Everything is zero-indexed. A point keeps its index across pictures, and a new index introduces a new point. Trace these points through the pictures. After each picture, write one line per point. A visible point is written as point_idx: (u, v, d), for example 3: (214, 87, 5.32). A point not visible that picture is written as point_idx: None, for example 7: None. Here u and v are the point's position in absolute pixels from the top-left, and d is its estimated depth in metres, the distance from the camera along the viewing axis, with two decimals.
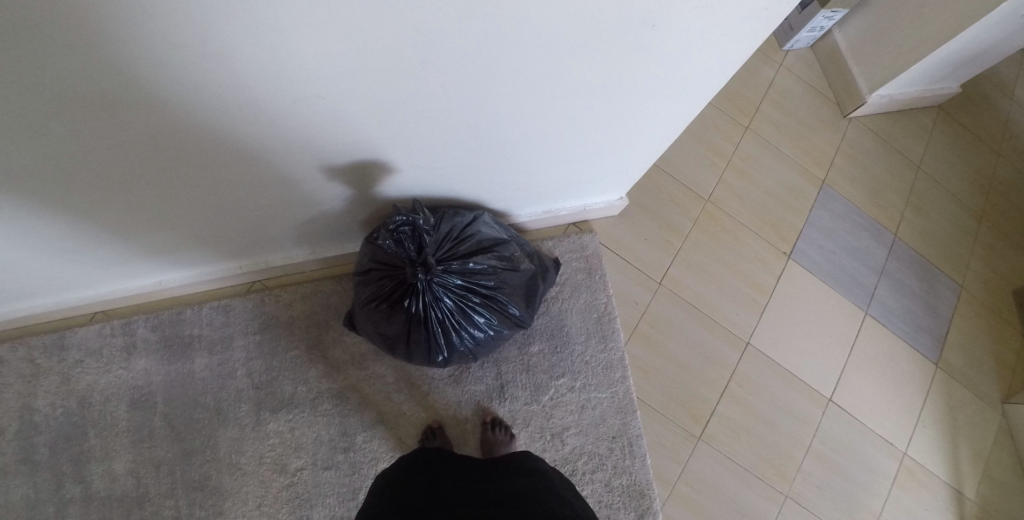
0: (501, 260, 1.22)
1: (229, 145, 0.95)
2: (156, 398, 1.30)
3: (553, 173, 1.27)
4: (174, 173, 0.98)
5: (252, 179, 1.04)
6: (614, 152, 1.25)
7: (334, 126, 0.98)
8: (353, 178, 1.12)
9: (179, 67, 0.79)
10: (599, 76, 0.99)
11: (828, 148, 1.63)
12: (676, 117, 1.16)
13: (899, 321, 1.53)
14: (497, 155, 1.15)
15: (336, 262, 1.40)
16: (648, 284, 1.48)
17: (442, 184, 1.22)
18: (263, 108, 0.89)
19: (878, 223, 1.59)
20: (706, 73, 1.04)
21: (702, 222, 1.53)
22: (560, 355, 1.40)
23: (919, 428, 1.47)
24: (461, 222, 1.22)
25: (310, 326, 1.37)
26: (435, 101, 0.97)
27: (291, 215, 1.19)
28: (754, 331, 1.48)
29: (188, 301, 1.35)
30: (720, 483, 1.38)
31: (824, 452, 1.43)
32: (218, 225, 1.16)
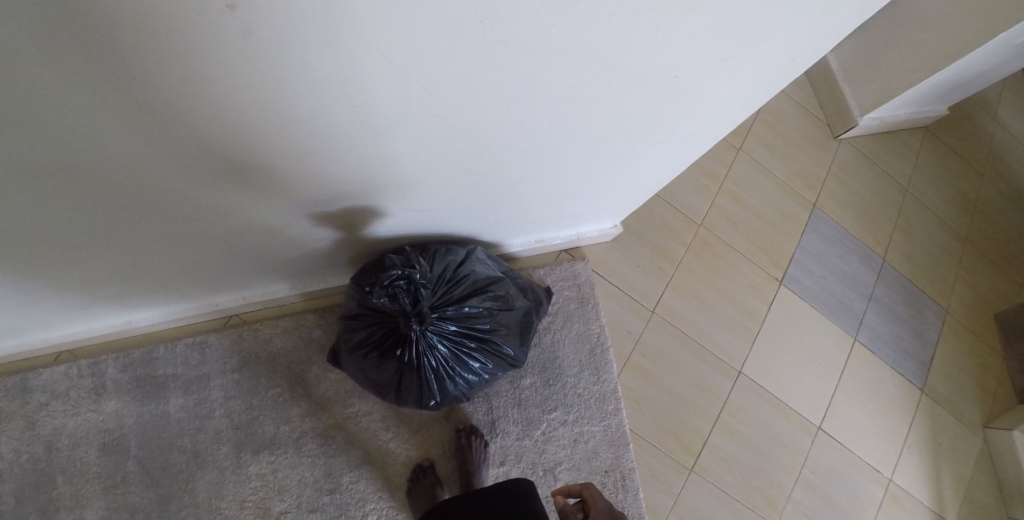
0: (495, 300, 1.18)
1: (222, 195, 0.90)
2: (129, 442, 1.23)
3: (548, 208, 1.25)
4: (156, 221, 0.92)
5: (237, 225, 0.99)
6: (613, 188, 1.23)
7: (334, 175, 0.92)
8: (340, 222, 1.06)
9: (180, 127, 0.74)
10: (607, 125, 0.96)
11: (819, 170, 1.62)
12: (679, 158, 1.14)
13: (885, 346, 1.53)
14: (496, 195, 1.12)
15: (318, 295, 1.35)
16: (641, 312, 1.46)
17: (435, 223, 1.19)
18: (264, 163, 0.85)
19: (867, 247, 1.59)
20: (712, 123, 1.02)
21: (695, 247, 1.51)
22: (552, 388, 1.38)
23: (904, 453, 1.47)
24: (454, 262, 1.18)
25: (293, 363, 1.32)
26: (442, 148, 0.92)
27: (271, 253, 1.12)
28: (746, 357, 1.47)
29: (161, 338, 1.28)
30: (712, 516, 1.36)
31: (815, 481, 1.42)
32: (194, 266, 1.09)
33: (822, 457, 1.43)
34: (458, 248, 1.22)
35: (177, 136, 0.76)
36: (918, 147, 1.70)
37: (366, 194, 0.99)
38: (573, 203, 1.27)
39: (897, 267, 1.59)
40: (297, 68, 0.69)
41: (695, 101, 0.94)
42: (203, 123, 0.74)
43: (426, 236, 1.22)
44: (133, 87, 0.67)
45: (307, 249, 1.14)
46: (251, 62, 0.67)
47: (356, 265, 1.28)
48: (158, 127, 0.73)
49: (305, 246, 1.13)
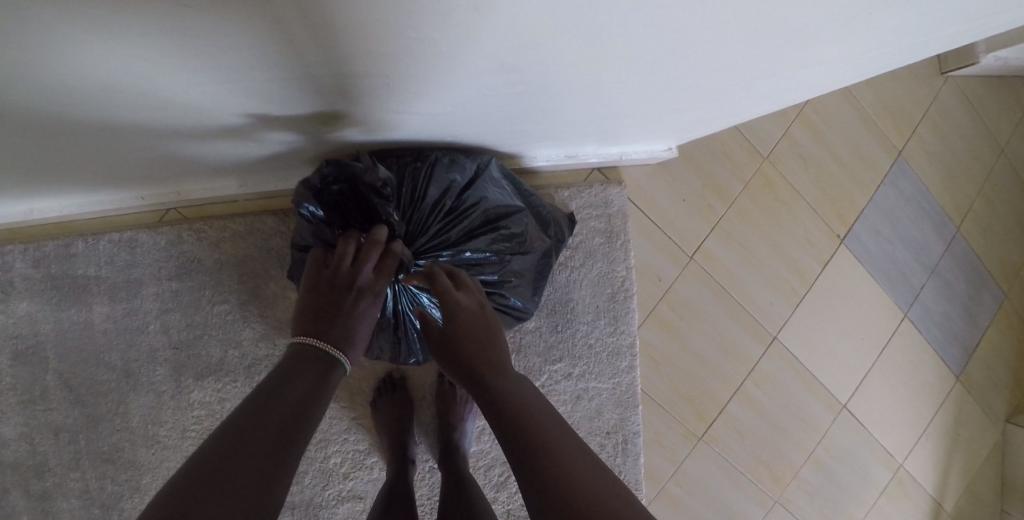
0: (504, 243, 0.99)
1: (169, 71, 0.62)
2: (47, 353, 1.02)
3: (600, 120, 0.96)
4: (54, 91, 0.63)
5: (162, 104, 0.69)
6: (698, 106, 0.92)
7: (322, 34, 0.60)
8: (322, 111, 0.78)
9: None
10: (736, 28, 0.64)
11: (913, 109, 1.31)
12: (804, 74, 0.83)
13: (934, 327, 1.31)
14: (539, 100, 0.82)
15: (269, 194, 1.06)
16: (677, 256, 1.22)
17: (446, 126, 0.90)
18: (247, 30, 0.57)
19: (945, 214, 1.32)
20: (858, 51, 0.75)
21: (754, 186, 1.24)
22: (559, 335, 1.17)
23: (922, 439, 1.29)
24: (456, 188, 0.97)
25: (245, 275, 1.07)
26: (493, 17, 0.59)
27: (205, 141, 0.83)
28: (785, 323, 1.24)
29: (81, 231, 1.03)
30: (713, 488, 1.19)
31: (825, 461, 1.23)
32: (110, 152, 0.81)
33: (837, 436, 1.24)
34: (468, 165, 0.99)
35: None
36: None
37: (362, 78, 0.70)
38: (621, 121, 0.98)
39: (968, 241, 1.34)
40: None
41: (859, 28, 0.67)
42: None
43: (427, 140, 0.95)
44: None
45: (267, 140, 0.85)
46: None
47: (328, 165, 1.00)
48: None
49: (278, 139, 0.85)
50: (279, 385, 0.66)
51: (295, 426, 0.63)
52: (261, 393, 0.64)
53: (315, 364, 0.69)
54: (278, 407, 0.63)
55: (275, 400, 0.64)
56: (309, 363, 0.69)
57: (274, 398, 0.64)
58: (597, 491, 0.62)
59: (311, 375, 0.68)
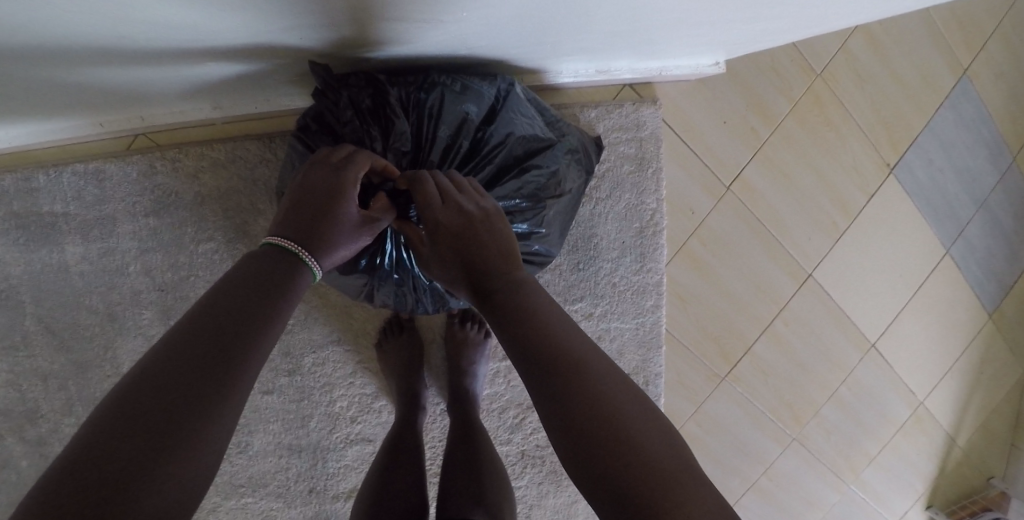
0: (532, 186, 0.88)
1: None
2: (22, 297, 0.93)
3: (637, 33, 0.82)
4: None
5: (106, 19, 0.56)
6: (756, 18, 0.78)
7: None
8: (295, 16, 0.63)
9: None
10: None
11: (987, 21, 1.13)
12: None
13: (976, 264, 1.19)
14: (563, 11, 0.69)
15: (246, 115, 0.93)
16: (714, 188, 1.07)
17: (455, 39, 0.77)
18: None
19: (1004, 142, 1.16)
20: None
21: (804, 106, 1.07)
22: (581, 273, 1.06)
23: (947, 376, 1.22)
24: (474, 123, 0.86)
25: (230, 210, 0.96)
26: None
27: (179, 63, 0.70)
28: (822, 260, 1.11)
29: (42, 161, 0.91)
30: (733, 428, 1.12)
31: (847, 399, 1.16)
32: (53, 74, 0.68)
33: (864, 376, 1.16)
34: (485, 91, 0.86)
35: None
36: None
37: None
38: (662, 33, 0.84)
39: None
40: None
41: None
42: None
43: (435, 49, 0.80)
44: None
45: (252, 56, 0.72)
46: None
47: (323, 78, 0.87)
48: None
49: (268, 53, 0.73)
50: (239, 279, 0.58)
51: (252, 327, 0.55)
52: (217, 292, 0.56)
53: (280, 266, 0.61)
54: (235, 307, 0.55)
55: (231, 301, 0.56)
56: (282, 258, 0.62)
57: (229, 298, 0.56)
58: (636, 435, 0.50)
59: (275, 275, 0.60)
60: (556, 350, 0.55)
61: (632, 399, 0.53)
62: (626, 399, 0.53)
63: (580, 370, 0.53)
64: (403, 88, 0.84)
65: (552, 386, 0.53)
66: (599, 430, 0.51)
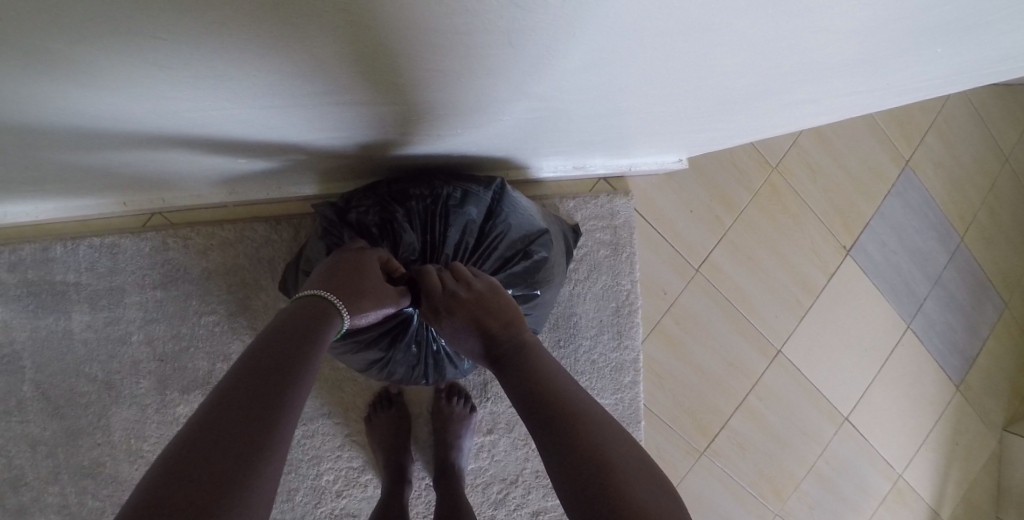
0: (530, 272, 0.94)
1: (207, 101, 0.59)
2: (24, 363, 0.96)
3: (615, 141, 0.95)
4: (73, 112, 0.59)
5: (160, 128, 0.66)
6: (720, 131, 0.92)
7: (337, 89, 0.60)
8: (324, 132, 0.74)
9: (210, 22, 0.45)
10: (740, 71, 0.63)
11: (923, 119, 1.27)
12: (828, 108, 0.84)
13: (937, 338, 1.27)
14: (553, 125, 0.81)
15: (255, 201, 1.01)
16: (684, 269, 1.16)
17: (457, 145, 0.87)
18: (307, 76, 0.56)
19: (949, 224, 1.28)
20: (906, 83, 0.74)
21: (763, 196, 1.18)
22: (562, 350, 1.11)
23: (923, 449, 1.25)
24: (476, 223, 0.92)
25: (234, 284, 1.02)
26: (496, 67, 0.59)
27: (209, 154, 0.79)
28: (789, 336, 1.18)
29: (59, 234, 0.97)
30: (716, 502, 1.14)
31: (825, 473, 1.19)
32: (96, 161, 0.77)
33: (840, 450, 1.20)
34: (484, 193, 0.93)
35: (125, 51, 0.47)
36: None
37: (401, 108, 0.68)
38: (636, 141, 0.97)
39: (974, 250, 1.30)
40: None
41: (902, 63, 0.64)
42: (256, 21, 0.45)
43: (432, 152, 0.90)
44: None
45: (277, 152, 0.82)
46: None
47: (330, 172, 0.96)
48: (178, 17, 0.44)
49: (291, 151, 0.82)
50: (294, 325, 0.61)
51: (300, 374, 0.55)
52: (262, 342, 0.57)
53: (316, 320, 0.63)
54: (280, 358, 0.56)
55: (273, 346, 0.57)
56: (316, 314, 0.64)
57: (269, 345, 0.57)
58: (629, 487, 0.51)
59: (310, 326, 0.62)
60: (551, 411, 0.56)
61: (626, 452, 0.53)
62: (619, 452, 0.53)
63: (579, 420, 0.55)
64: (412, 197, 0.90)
65: (550, 440, 0.55)
66: (592, 481, 0.51)
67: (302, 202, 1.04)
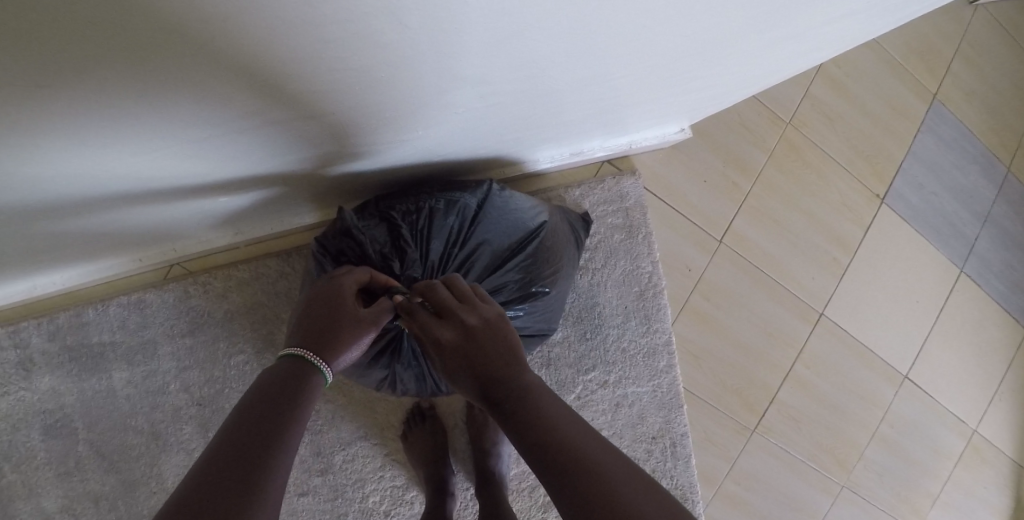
0: (528, 269, 0.92)
1: (174, 143, 0.61)
2: (75, 424, 1.00)
3: (603, 117, 0.92)
4: (40, 179, 0.61)
5: (132, 180, 0.68)
6: (714, 86, 0.89)
7: (302, 102, 0.61)
8: (301, 153, 0.75)
9: (117, 71, 0.46)
10: (705, 17, 0.61)
11: (947, 45, 1.18)
12: (820, 40, 0.80)
13: (996, 278, 1.18)
14: (534, 106, 0.80)
15: (264, 236, 1.04)
16: (706, 244, 1.09)
17: (445, 145, 0.87)
18: (235, 102, 0.56)
19: (992, 151, 1.19)
20: (889, 1, 0.69)
21: (780, 153, 1.11)
22: (589, 342, 1.06)
23: (998, 399, 1.17)
24: (463, 230, 0.89)
25: (257, 323, 1.05)
26: (451, 58, 0.59)
27: (196, 200, 0.81)
28: (832, 296, 1.11)
29: (90, 298, 1.01)
30: (777, 482, 1.08)
31: (892, 436, 1.12)
32: (98, 224, 0.80)
33: (905, 409, 1.12)
34: (469, 199, 0.90)
35: (104, 107, 0.50)
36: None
37: (372, 117, 0.69)
38: (627, 114, 0.93)
39: None
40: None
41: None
42: (150, 60, 0.46)
43: (421, 157, 0.88)
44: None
45: (260, 182, 0.82)
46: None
47: (323, 198, 0.97)
48: (119, 70, 0.46)
49: (275, 181, 0.83)
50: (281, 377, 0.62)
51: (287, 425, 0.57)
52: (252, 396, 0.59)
53: (303, 372, 0.64)
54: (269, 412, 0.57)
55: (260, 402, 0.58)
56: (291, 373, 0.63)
57: (251, 406, 0.58)
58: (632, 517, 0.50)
59: (299, 378, 0.62)
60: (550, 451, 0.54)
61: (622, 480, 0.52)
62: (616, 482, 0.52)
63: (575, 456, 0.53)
64: (398, 212, 0.88)
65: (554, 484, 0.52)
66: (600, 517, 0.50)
67: (308, 233, 1.07)
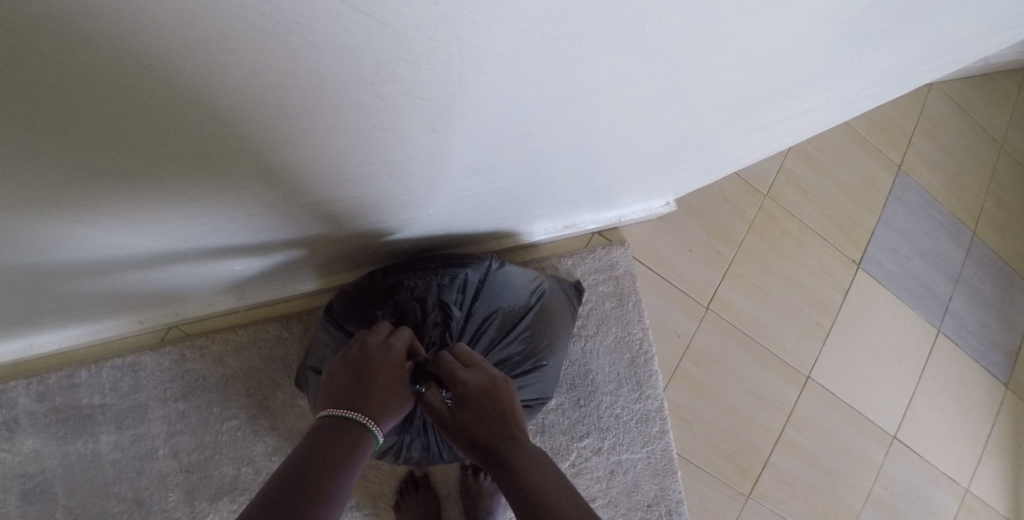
0: (531, 343, 0.96)
1: (225, 217, 0.66)
2: (55, 489, 0.97)
3: (600, 194, 0.99)
4: (67, 243, 0.63)
5: (165, 246, 0.71)
6: (703, 167, 0.97)
7: (341, 189, 0.67)
8: (322, 226, 0.80)
9: (208, 160, 0.51)
10: (696, 113, 0.69)
11: (906, 125, 1.29)
12: (798, 127, 0.89)
13: (971, 339, 1.25)
14: (540, 187, 0.86)
15: (266, 302, 1.06)
16: (693, 309, 1.14)
17: (455, 220, 0.92)
18: (293, 184, 0.62)
19: (956, 220, 1.28)
20: (851, 95, 0.79)
21: (760, 224, 1.18)
22: (583, 409, 1.07)
23: (986, 457, 1.21)
24: (468, 305, 0.91)
25: (252, 387, 1.05)
26: (474, 154, 0.66)
27: (210, 262, 0.83)
28: (816, 361, 1.15)
29: (83, 358, 1.00)
30: None
31: (886, 498, 1.13)
32: (110, 285, 0.82)
33: (896, 471, 1.15)
34: (472, 275, 0.91)
35: (186, 187, 0.56)
36: (1017, 96, 1.39)
37: (396, 199, 0.75)
38: (620, 190, 1.00)
39: (988, 243, 1.30)
40: (324, 106, 0.47)
41: (825, 80, 0.68)
42: (227, 147, 0.50)
43: (423, 231, 0.92)
44: (113, 154, 0.47)
45: (270, 249, 0.85)
46: (266, 109, 0.45)
47: (328, 264, 1.00)
48: (213, 159, 0.51)
49: (285, 247, 0.86)
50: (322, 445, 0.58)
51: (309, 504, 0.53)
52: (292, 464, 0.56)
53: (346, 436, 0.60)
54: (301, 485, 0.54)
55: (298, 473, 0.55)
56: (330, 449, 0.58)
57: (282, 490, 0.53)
58: None
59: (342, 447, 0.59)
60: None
61: None
62: None
63: None
64: (405, 288, 0.89)
65: None
66: None
67: (308, 298, 1.09)
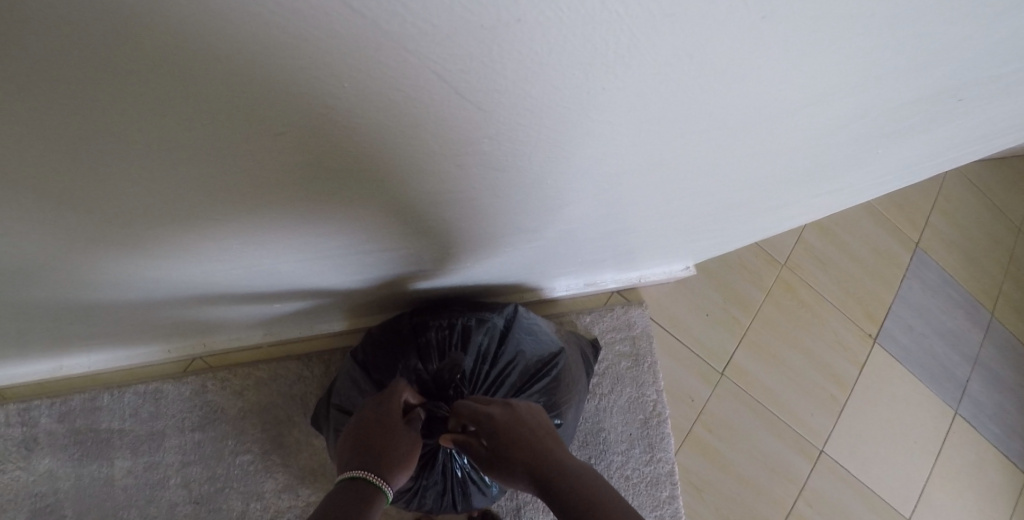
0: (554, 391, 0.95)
1: (280, 258, 0.66)
2: (65, 511, 0.97)
3: (627, 254, 1.01)
4: (118, 281, 0.63)
5: (213, 287, 0.73)
6: (735, 233, 0.98)
7: (392, 240, 0.68)
8: (364, 280, 0.83)
9: (292, 198, 0.50)
10: (741, 186, 0.70)
11: (924, 202, 1.32)
12: (832, 201, 0.91)
13: (989, 421, 1.24)
14: (570, 247, 0.89)
15: (290, 339, 1.08)
16: (708, 375, 1.14)
17: (484, 273, 0.94)
18: (358, 233, 0.62)
19: (973, 299, 1.30)
20: (878, 177, 0.81)
21: (776, 293, 1.20)
22: (594, 468, 1.06)
23: None
24: (494, 345, 0.92)
25: (269, 424, 1.06)
26: (517, 216, 0.67)
27: (247, 303, 0.86)
28: (829, 435, 1.14)
29: (107, 383, 1.02)
30: None
31: None
32: (150, 321, 0.85)
33: None
34: (499, 320, 0.94)
35: (260, 226, 0.55)
36: None
37: (438, 252, 0.76)
38: (646, 252, 1.02)
39: (1006, 323, 1.31)
40: (417, 153, 0.46)
41: (872, 162, 0.69)
42: (314, 189, 0.49)
43: (452, 283, 0.97)
44: (203, 190, 0.46)
45: (306, 296, 0.88)
46: (365, 156, 0.45)
47: (355, 310, 1.03)
48: (295, 199, 0.50)
49: (315, 295, 0.88)
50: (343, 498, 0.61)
51: None
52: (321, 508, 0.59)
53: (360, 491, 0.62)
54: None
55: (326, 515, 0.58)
56: (350, 502, 0.61)
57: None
58: None
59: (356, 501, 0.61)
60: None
61: None
62: None
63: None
64: (432, 326, 0.92)
65: None
66: None
67: (329, 339, 1.11)
